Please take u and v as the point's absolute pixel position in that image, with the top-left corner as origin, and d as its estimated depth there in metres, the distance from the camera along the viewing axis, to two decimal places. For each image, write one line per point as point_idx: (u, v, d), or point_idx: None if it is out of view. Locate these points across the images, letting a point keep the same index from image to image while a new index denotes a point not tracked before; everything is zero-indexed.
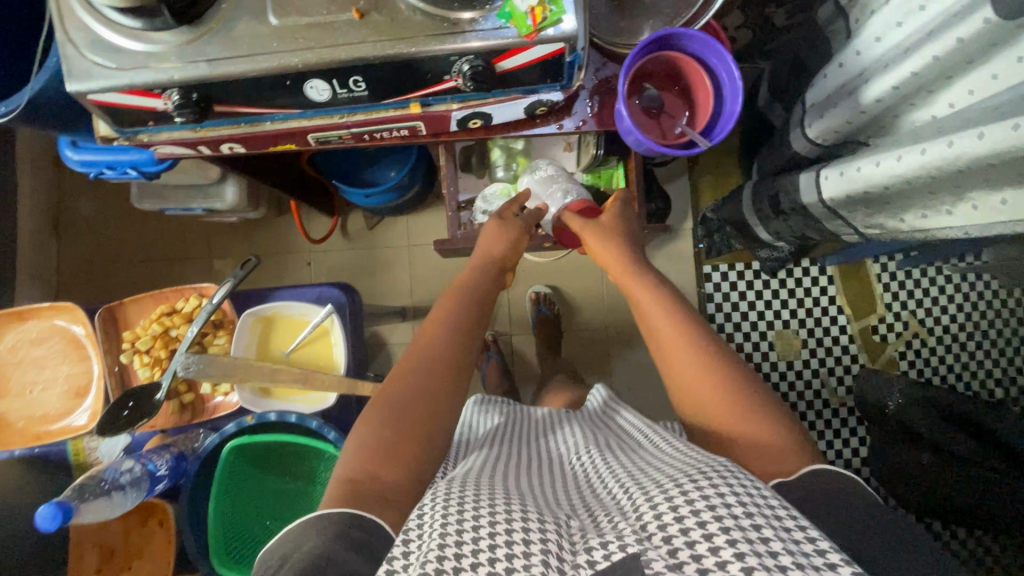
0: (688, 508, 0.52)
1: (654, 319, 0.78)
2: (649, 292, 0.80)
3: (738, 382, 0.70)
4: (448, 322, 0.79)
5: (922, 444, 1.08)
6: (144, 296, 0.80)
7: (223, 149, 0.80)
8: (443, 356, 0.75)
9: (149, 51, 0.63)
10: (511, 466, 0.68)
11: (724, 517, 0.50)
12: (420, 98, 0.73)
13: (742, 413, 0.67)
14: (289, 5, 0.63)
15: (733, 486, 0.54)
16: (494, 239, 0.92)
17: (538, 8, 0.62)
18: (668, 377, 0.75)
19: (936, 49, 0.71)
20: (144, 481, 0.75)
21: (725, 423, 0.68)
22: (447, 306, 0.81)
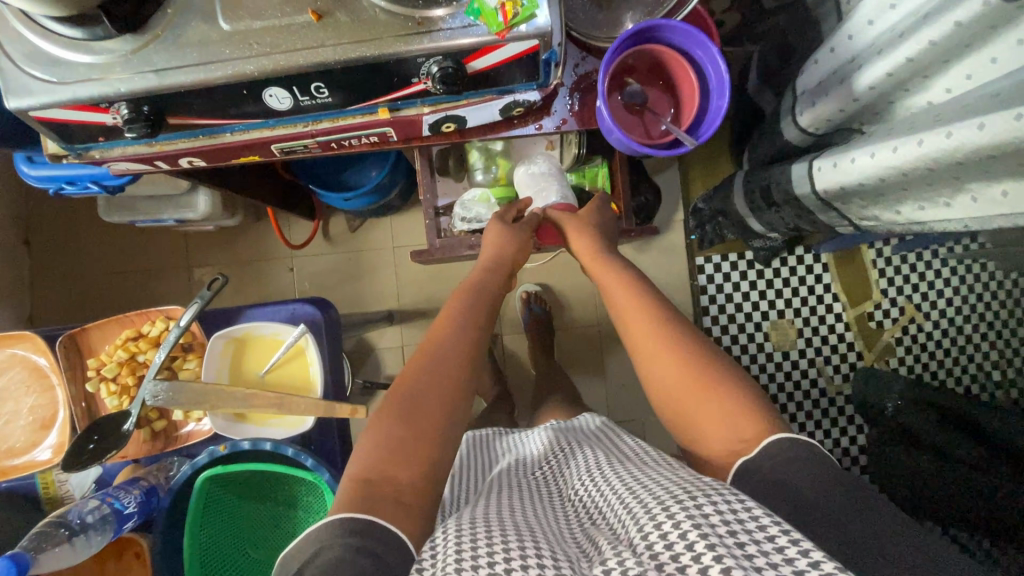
0: (673, 529, 0.50)
1: (633, 321, 0.78)
2: (625, 289, 0.81)
3: (715, 374, 0.68)
4: (445, 342, 0.77)
5: (922, 447, 1.08)
6: (105, 319, 0.75)
7: (183, 163, 0.76)
8: (443, 376, 0.73)
9: (91, 63, 0.58)
10: (515, 494, 0.66)
11: (709, 535, 0.49)
12: (389, 103, 0.69)
13: (722, 409, 0.65)
14: (241, 9, 0.58)
15: (717, 504, 0.52)
16: (495, 243, 0.92)
17: (509, 4, 0.57)
18: (652, 382, 0.74)
19: (931, 33, 0.68)
20: (110, 521, 0.70)
21: (710, 432, 0.66)
22: (444, 324, 0.80)
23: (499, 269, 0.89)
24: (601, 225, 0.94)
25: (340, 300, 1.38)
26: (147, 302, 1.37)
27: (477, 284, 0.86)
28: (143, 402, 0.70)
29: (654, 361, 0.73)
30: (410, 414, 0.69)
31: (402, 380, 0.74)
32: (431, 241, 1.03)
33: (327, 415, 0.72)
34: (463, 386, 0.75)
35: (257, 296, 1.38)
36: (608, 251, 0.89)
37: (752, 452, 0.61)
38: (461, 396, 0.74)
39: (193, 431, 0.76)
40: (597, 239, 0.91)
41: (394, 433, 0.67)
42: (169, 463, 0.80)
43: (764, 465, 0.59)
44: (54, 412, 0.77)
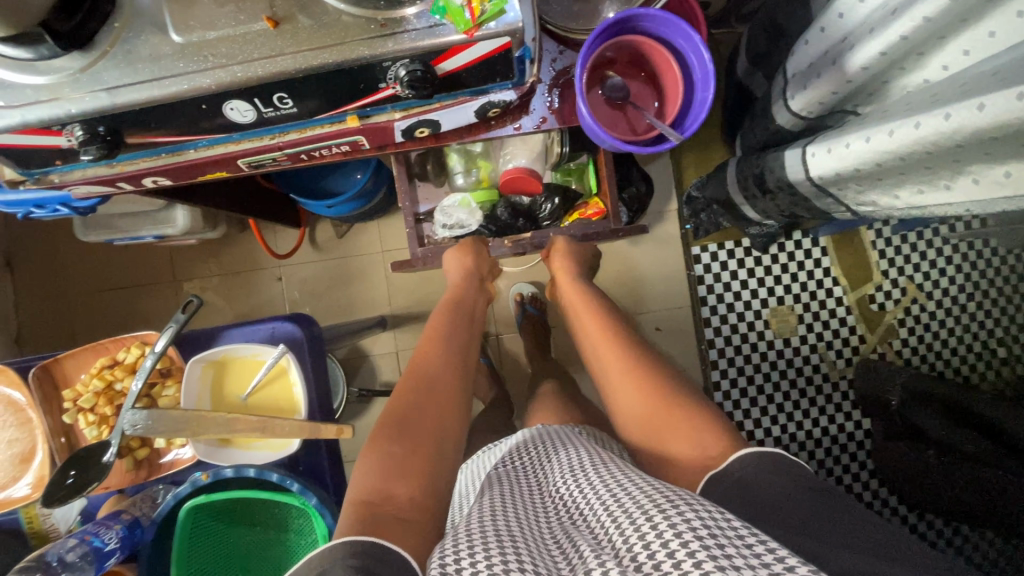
0: (654, 535, 0.49)
1: (612, 360, 0.81)
2: (601, 327, 0.86)
3: (689, 407, 0.70)
4: (433, 366, 0.80)
5: (927, 442, 1.06)
6: (80, 348, 0.73)
7: (148, 183, 0.74)
8: (430, 405, 0.75)
9: (38, 85, 0.55)
10: (496, 491, 0.64)
11: (690, 540, 0.47)
12: (357, 110, 0.66)
13: (696, 438, 0.66)
14: (192, 19, 0.55)
15: (698, 512, 0.51)
16: (458, 259, 0.99)
17: (475, 1, 0.54)
18: (620, 406, 0.78)
19: (926, 9, 0.64)
20: (92, 560, 0.69)
21: (678, 450, 0.67)
22: (426, 357, 0.81)
23: (472, 286, 0.96)
24: (581, 254, 1.01)
25: (330, 307, 1.35)
26: (135, 319, 1.35)
27: (465, 301, 0.93)
28: (122, 432, 0.68)
29: (625, 397, 0.77)
30: (404, 432, 0.70)
31: (391, 409, 0.74)
32: (413, 250, 1.02)
33: (314, 435, 0.70)
34: (450, 424, 0.75)
35: (247, 307, 1.35)
36: (581, 280, 0.96)
37: (715, 469, 0.61)
38: (453, 428, 0.75)
39: (175, 459, 0.76)
40: (575, 272, 0.98)
41: (392, 451, 0.67)
42: (155, 491, 0.78)
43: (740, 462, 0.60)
44: (32, 445, 0.75)
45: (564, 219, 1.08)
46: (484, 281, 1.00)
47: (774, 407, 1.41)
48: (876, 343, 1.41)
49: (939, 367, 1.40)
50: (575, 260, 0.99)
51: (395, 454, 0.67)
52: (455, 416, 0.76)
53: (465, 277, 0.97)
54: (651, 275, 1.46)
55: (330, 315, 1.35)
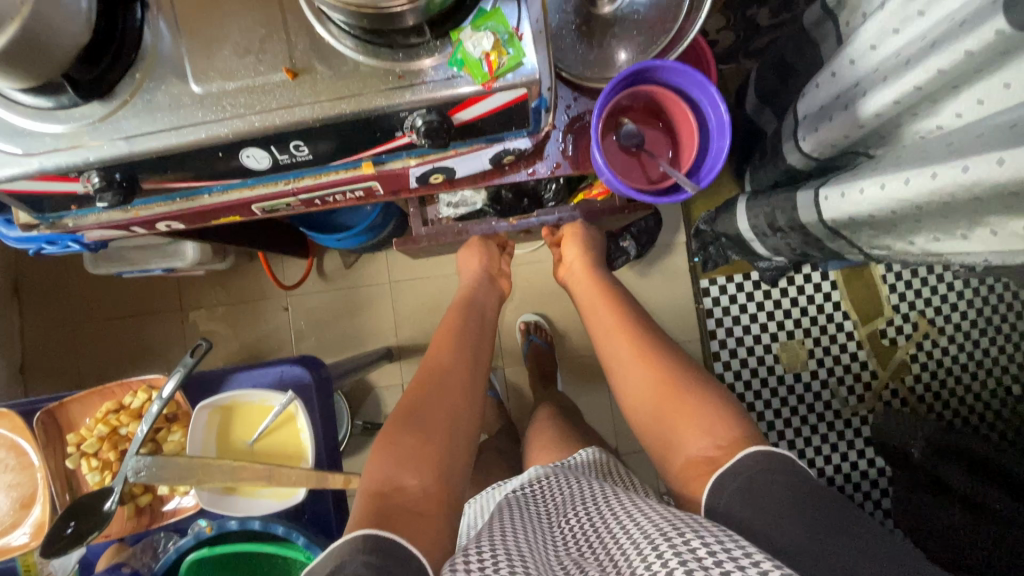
0: (659, 564, 0.48)
1: (617, 351, 0.81)
2: (617, 317, 0.84)
3: (702, 394, 0.70)
4: (446, 358, 0.79)
5: (952, 497, 1.03)
6: (86, 392, 0.72)
7: (161, 227, 0.74)
8: (445, 392, 0.74)
9: (57, 133, 0.56)
10: (507, 511, 0.63)
11: (693, 566, 0.47)
12: (373, 157, 0.66)
13: (704, 427, 0.67)
14: (212, 71, 0.56)
15: (703, 533, 0.51)
16: (469, 256, 0.99)
17: (493, 54, 0.55)
18: (634, 397, 0.76)
19: (939, 62, 0.65)
20: None
21: (682, 437, 0.68)
22: (440, 352, 0.80)
23: (483, 283, 0.96)
24: (595, 237, 0.99)
25: (337, 338, 1.34)
26: (141, 348, 1.34)
27: (473, 300, 0.92)
28: (125, 478, 0.66)
29: (639, 379, 0.76)
30: (420, 419, 0.70)
31: (404, 404, 0.73)
32: (416, 229, 0.97)
33: (320, 484, 0.69)
34: (467, 415, 0.74)
35: (252, 337, 1.34)
36: (598, 267, 0.95)
37: (722, 466, 0.63)
38: (470, 417, 0.74)
39: (178, 507, 0.74)
40: (592, 259, 0.96)
41: (406, 439, 0.67)
42: (156, 540, 0.76)
43: (743, 462, 0.60)
44: (32, 491, 0.73)
45: (571, 200, 1.03)
46: (493, 279, 0.99)
47: (785, 441, 1.39)
48: (888, 379, 1.39)
49: (953, 406, 1.37)
50: (591, 247, 0.98)
51: (406, 442, 0.67)
52: (471, 406, 0.75)
53: (474, 279, 0.97)
54: (658, 308, 1.45)
55: (336, 346, 1.34)
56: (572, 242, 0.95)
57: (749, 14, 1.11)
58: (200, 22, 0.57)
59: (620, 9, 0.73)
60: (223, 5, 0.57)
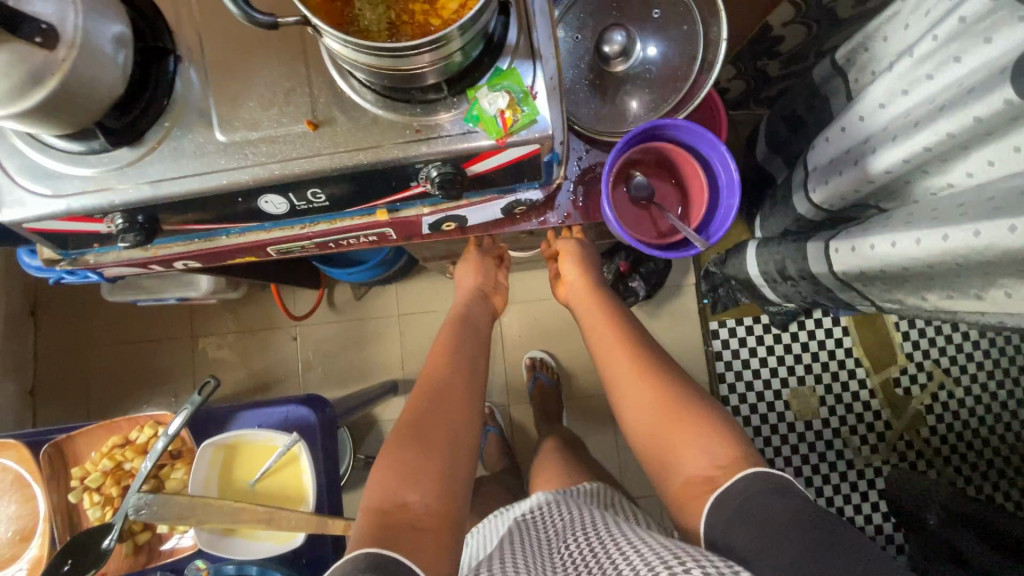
0: None
1: (620, 373, 0.78)
2: (620, 336, 0.82)
3: (707, 415, 0.69)
4: (443, 380, 0.75)
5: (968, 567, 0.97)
6: (93, 426, 0.73)
7: (179, 265, 0.75)
8: (446, 407, 0.72)
9: (87, 176, 0.58)
10: (510, 546, 0.61)
11: None
12: (387, 205, 0.67)
13: (709, 451, 0.66)
14: (236, 120, 0.58)
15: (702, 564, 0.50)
16: (467, 270, 0.93)
17: (508, 111, 0.56)
18: (638, 416, 0.74)
19: (949, 125, 0.65)
20: None
21: (684, 458, 0.67)
22: (440, 370, 0.76)
23: (480, 298, 0.90)
24: (593, 256, 0.96)
25: (343, 369, 1.34)
26: (151, 373, 1.35)
27: (473, 316, 0.87)
28: (126, 515, 0.66)
29: (642, 404, 0.73)
30: (418, 435, 0.68)
31: (403, 420, 0.70)
32: None
33: (319, 529, 0.68)
34: (465, 427, 0.71)
35: (259, 366, 1.35)
36: (599, 285, 0.91)
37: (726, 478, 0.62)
38: (465, 433, 0.71)
39: (176, 546, 0.73)
40: (592, 277, 0.93)
41: (408, 457, 0.66)
42: None
43: (742, 500, 0.59)
44: (29, 525, 0.72)
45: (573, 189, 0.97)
46: (488, 296, 0.92)
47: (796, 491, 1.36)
48: (902, 430, 1.36)
49: (971, 460, 1.33)
50: (590, 265, 0.94)
51: (405, 456, 0.66)
52: (470, 419, 0.73)
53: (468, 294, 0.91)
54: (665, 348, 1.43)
55: (342, 378, 1.34)
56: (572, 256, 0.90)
57: (760, 65, 1.13)
58: (228, 75, 0.59)
59: (632, 66, 0.75)
60: (251, 56, 0.59)
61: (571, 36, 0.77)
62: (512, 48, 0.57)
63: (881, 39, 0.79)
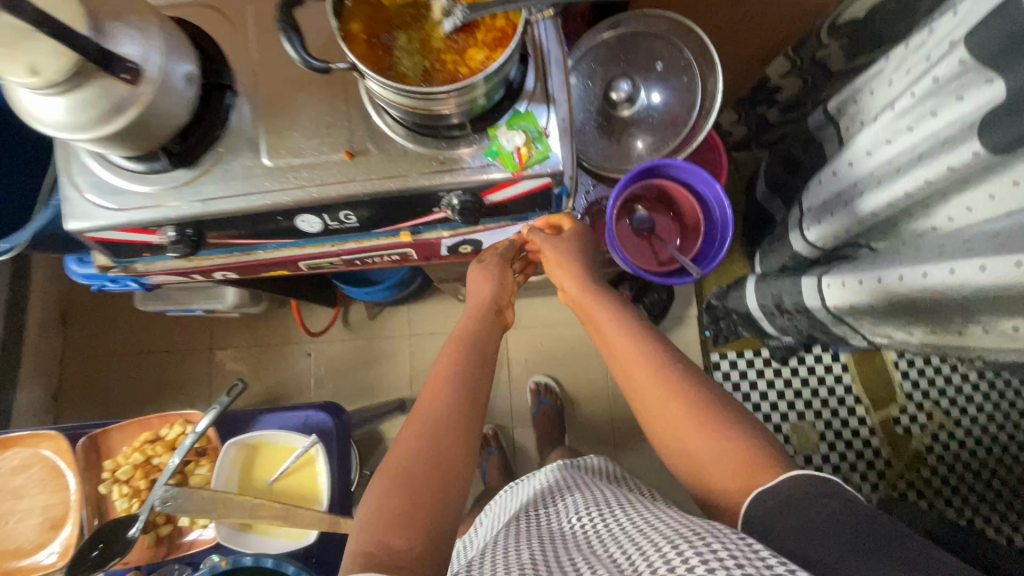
0: (679, 561, 0.43)
1: (646, 396, 0.63)
2: (625, 336, 0.67)
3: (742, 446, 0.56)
4: (439, 409, 0.60)
5: None
6: (127, 421, 0.79)
7: (217, 276, 0.81)
8: (442, 438, 0.58)
9: (147, 192, 0.65)
10: (515, 530, 0.60)
11: (712, 566, 0.42)
12: (411, 228, 0.73)
13: (749, 477, 0.54)
14: (282, 147, 0.66)
15: (726, 542, 0.44)
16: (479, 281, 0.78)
17: (524, 148, 0.63)
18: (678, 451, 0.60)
19: (926, 173, 0.72)
20: None
21: (716, 480, 0.56)
22: (436, 397, 0.62)
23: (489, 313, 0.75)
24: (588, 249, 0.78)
25: (354, 385, 1.39)
26: (170, 382, 1.40)
27: (477, 336, 0.70)
28: (152, 508, 0.70)
29: (672, 429, 0.60)
30: (407, 480, 0.55)
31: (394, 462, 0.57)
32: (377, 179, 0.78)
33: (331, 530, 0.71)
34: (464, 464, 0.58)
35: (274, 380, 1.40)
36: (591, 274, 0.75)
37: (755, 490, 0.53)
38: (462, 472, 0.57)
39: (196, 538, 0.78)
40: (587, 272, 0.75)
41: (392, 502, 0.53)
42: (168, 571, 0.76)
43: (784, 501, 0.50)
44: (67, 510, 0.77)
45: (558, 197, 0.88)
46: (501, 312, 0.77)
47: None
48: (903, 469, 1.36)
49: (973, 502, 1.33)
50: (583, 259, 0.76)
51: (391, 505, 0.53)
52: (471, 456, 0.59)
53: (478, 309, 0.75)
54: None
55: (352, 394, 1.39)
56: (561, 255, 0.75)
57: (760, 112, 1.21)
58: (277, 108, 0.67)
59: (637, 111, 0.82)
60: (297, 94, 0.67)
61: (583, 83, 0.83)
62: (530, 94, 0.65)
63: (869, 92, 0.86)
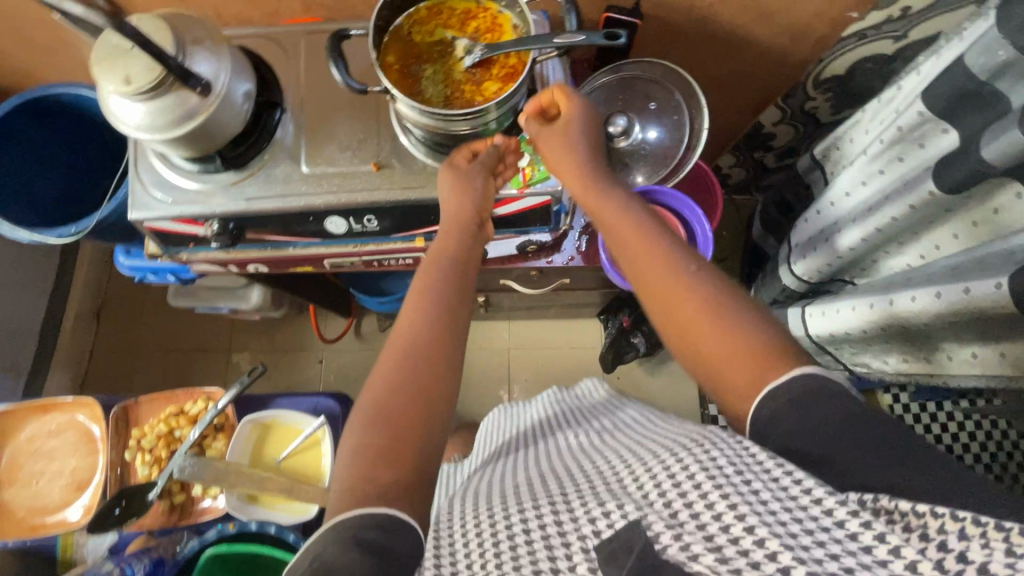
0: (680, 469, 0.49)
1: (666, 299, 0.58)
2: (633, 231, 0.64)
3: (750, 344, 0.53)
4: (412, 341, 0.58)
5: None
6: (153, 399, 0.96)
7: (249, 268, 0.90)
8: (424, 357, 0.57)
9: (200, 189, 0.75)
10: (502, 471, 0.73)
11: (715, 474, 0.46)
12: (425, 235, 0.82)
13: (761, 375, 0.51)
14: (320, 157, 0.76)
15: (724, 448, 0.50)
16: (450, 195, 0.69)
17: (528, 169, 0.74)
18: (692, 351, 0.56)
19: (894, 211, 0.79)
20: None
21: (724, 375, 0.53)
22: (416, 322, 0.60)
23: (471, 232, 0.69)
24: (591, 138, 0.72)
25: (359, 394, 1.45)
26: (187, 379, 1.48)
27: (456, 261, 0.66)
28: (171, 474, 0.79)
29: (688, 333, 0.56)
30: (388, 414, 0.54)
31: (371, 399, 0.55)
32: (363, 158, 0.75)
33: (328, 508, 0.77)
34: (443, 386, 0.57)
35: (285, 384, 1.47)
36: (595, 166, 0.70)
37: (765, 389, 0.50)
38: (444, 387, 0.57)
39: (209, 506, 0.95)
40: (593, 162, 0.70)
41: (372, 441, 0.53)
42: (179, 536, 0.94)
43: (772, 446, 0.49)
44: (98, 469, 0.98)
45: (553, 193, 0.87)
46: (482, 226, 0.71)
47: None
48: None
49: None
50: (585, 143, 0.71)
51: (376, 442, 0.52)
52: (454, 369, 0.58)
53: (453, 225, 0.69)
54: (667, 409, 1.46)
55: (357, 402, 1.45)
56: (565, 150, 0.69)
57: (756, 156, 1.30)
58: (319, 125, 0.77)
59: (633, 143, 0.90)
60: (336, 114, 0.77)
61: None
62: None
63: (848, 140, 0.94)
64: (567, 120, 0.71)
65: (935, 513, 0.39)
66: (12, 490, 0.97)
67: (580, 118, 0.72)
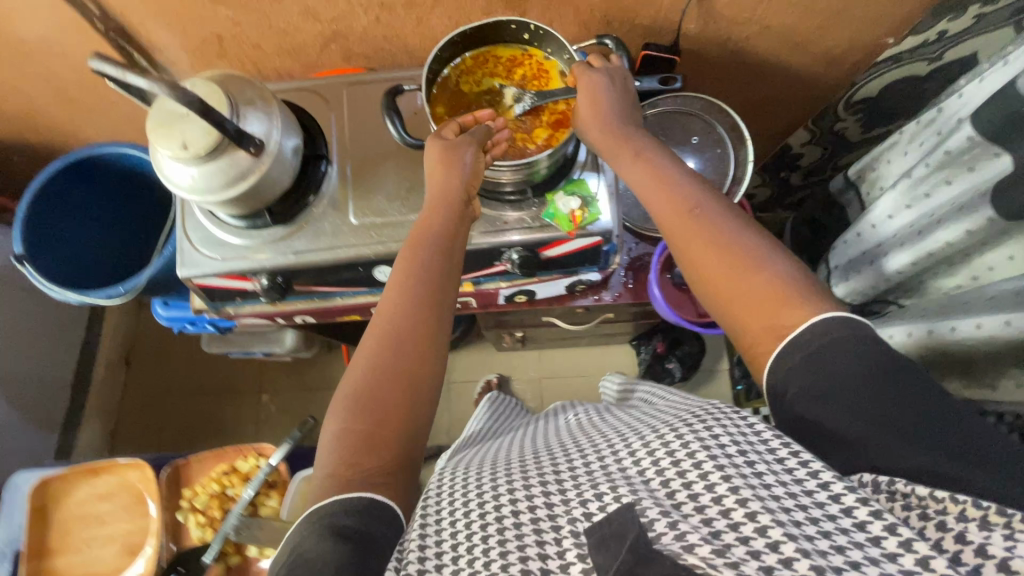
0: (678, 445, 0.48)
1: (691, 256, 0.56)
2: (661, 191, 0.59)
3: (776, 295, 0.51)
4: (399, 323, 0.55)
5: None
6: (204, 457, 1.03)
7: (295, 319, 0.89)
8: (409, 337, 0.55)
9: (246, 245, 0.75)
10: (515, 446, 0.69)
11: (718, 457, 0.45)
12: (473, 279, 0.81)
13: (785, 315, 0.50)
14: (367, 208, 0.75)
15: (722, 420, 0.50)
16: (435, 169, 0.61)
17: (578, 212, 0.71)
18: (716, 305, 0.55)
19: (947, 235, 0.78)
20: None
21: (743, 325, 0.52)
22: (396, 308, 0.56)
23: (460, 212, 0.62)
24: (623, 98, 0.64)
25: None
26: (217, 423, 1.47)
27: (440, 240, 0.60)
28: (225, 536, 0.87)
29: (712, 287, 0.54)
30: (367, 401, 0.52)
31: (356, 381, 0.54)
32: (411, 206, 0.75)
33: None
34: (428, 367, 0.55)
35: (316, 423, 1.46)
36: (622, 122, 0.63)
37: (790, 331, 0.49)
38: (430, 371, 0.55)
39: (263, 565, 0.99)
40: (620, 118, 0.63)
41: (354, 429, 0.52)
42: None
43: None
44: (150, 534, 0.97)
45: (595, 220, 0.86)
46: (471, 203, 0.64)
47: None
48: None
49: None
50: (609, 101, 0.63)
51: (357, 431, 0.51)
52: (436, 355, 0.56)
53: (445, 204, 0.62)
54: None
55: None
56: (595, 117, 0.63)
57: (783, 175, 1.30)
58: (364, 175, 0.77)
59: None
60: (381, 164, 0.77)
61: None
62: (582, 164, 0.75)
63: (885, 161, 0.94)
64: (594, 81, 0.64)
65: (955, 499, 0.40)
66: (63, 558, 0.95)
67: (606, 78, 0.64)
